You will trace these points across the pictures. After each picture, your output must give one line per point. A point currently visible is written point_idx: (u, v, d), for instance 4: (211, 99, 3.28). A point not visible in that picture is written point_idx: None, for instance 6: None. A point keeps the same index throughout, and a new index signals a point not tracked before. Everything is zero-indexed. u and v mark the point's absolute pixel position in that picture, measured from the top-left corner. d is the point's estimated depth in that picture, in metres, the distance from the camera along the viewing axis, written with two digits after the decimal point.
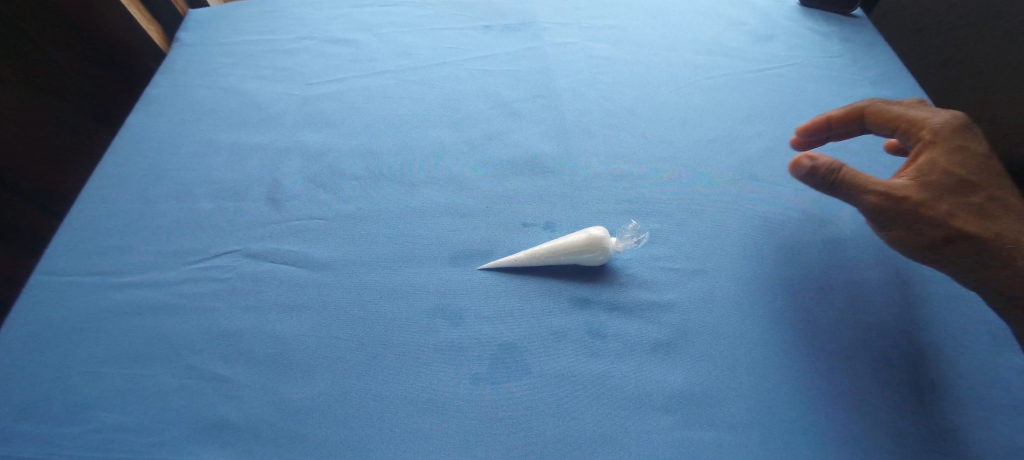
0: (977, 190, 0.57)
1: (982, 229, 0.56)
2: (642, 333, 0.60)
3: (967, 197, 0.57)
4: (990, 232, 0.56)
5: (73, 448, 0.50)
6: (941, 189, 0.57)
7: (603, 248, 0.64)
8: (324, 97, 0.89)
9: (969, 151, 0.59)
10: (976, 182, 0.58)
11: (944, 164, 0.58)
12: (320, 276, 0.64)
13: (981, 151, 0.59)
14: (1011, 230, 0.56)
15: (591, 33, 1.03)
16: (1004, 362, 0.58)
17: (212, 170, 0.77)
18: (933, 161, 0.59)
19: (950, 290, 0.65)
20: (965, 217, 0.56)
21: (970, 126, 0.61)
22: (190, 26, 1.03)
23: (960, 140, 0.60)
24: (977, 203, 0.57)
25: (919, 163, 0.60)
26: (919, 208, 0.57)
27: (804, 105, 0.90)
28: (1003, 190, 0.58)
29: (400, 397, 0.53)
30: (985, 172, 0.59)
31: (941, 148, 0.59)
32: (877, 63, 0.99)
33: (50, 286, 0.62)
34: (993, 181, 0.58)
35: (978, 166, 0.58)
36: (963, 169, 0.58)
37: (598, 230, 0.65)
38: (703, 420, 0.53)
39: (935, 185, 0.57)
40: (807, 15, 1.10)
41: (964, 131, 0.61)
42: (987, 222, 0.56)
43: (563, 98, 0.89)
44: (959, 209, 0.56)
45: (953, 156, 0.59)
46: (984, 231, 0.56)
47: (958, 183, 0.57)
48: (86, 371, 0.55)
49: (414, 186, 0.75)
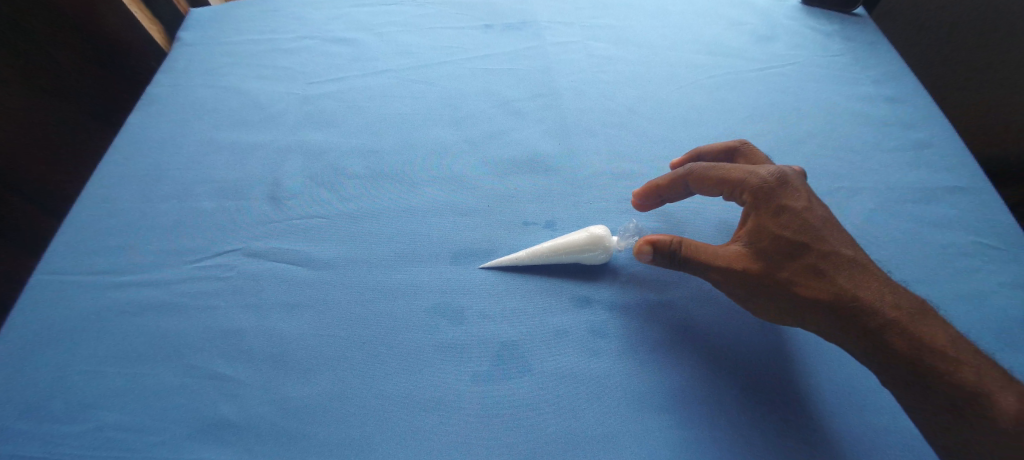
0: (807, 250, 0.54)
1: (818, 291, 0.52)
2: (642, 333, 0.60)
3: (796, 260, 0.54)
4: (826, 293, 0.52)
5: (74, 448, 0.50)
6: (775, 255, 0.54)
7: (603, 247, 0.64)
8: (325, 96, 0.88)
9: (793, 210, 0.56)
10: (806, 242, 0.54)
11: (772, 228, 0.55)
12: (321, 275, 0.64)
13: (802, 205, 0.56)
14: (847, 284, 0.52)
15: (592, 32, 1.03)
16: (1005, 361, 0.58)
17: (212, 169, 0.77)
18: (760, 228, 0.56)
19: (951, 289, 0.65)
20: (801, 281, 0.53)
21: (790, 178, 0.58)
22: (191, 25, 1.03)
23: (776, 200, 0.56)
24: (810, 263, 0.54)
25: (750, 227, 0.57)
26: (757, 277, 0.54)
27: (805, 104, 0.90)
28: (833, 243, 0.55)
29: (402, 396, 0.53)
30: (814, 227, 0.55)
31: (765, 211, 0.56)
32: (878, 62, 0.99)
33: (50, 285, 0.62)
34: (824, 235, 0.55)
35: (805, 224, 0.55)
36: (790, 231, 0.55)
37: (599, 228, 0.65)
38: (704, 421, 0.53)
39: (768, 252, 0.54)
40: (808, 14, 1.10)
41: (781, 188, 0.57)
42: (825, 282, 0.53)
43: (564, 97, 0.89)
44: (792, 273, 0.53)
45: (780, 218, 0.55)
46: (819, 293, 0.52)
47: (788, 246, 0.54)
48: (86, 370, 0.55)
49: (415, 185, 0.75)
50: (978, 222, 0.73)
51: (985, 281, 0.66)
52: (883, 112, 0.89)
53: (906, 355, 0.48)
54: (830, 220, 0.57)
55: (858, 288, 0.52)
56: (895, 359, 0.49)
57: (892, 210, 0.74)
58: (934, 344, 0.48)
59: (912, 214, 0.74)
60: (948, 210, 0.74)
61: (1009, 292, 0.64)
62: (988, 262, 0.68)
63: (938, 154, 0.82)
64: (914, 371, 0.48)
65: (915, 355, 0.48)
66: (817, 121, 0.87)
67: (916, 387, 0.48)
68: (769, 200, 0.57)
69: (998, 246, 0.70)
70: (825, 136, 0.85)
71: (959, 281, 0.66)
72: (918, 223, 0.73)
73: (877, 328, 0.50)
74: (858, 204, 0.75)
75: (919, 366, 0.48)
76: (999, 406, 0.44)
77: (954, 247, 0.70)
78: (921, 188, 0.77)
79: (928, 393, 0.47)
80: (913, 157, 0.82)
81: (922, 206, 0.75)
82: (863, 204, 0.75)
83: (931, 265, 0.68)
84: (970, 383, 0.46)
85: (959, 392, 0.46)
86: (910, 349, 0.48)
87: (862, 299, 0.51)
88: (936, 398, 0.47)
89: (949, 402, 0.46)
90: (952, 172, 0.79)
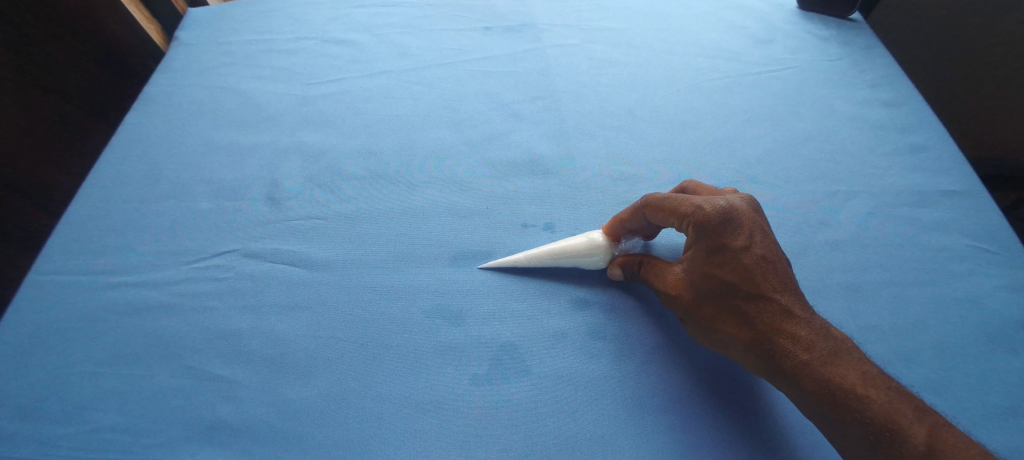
0: (736, 290, 0.54)
1: (740, 329, 0.54)
2: (640, 336, 0.60)
3: (723, 299, 0.55)
4: (747, 331, 0.53)
5: (69, 449, 0.50)
6: (702, 292, 0.56)
7: (603, 252, 0.64)
8: (324, 97, 0.88)
9: (729, 250, 0.55)
10: (735, 282, 0.54)
11: (704, 267, 0.56)
12: (320, 276, 0.64)
13: (740, 245, 0.55)
14: (770, 325, 0.53)
15: (590, 35, 1.03)
16: (1001, 364, 0.59)
17: (210, 169, 0.76)
18: (694, 265, 0.56)
19: (948, 292, 0.66)
20: (725, 318, 0.55)
21: (735, 215, 0.56)
22: (189, 25, 1.03)
23: (714, 238, 0.55)
24: (736, 303, 0.54)
25: (686, 262, 0.57)
26: (686, 310, 0.57)
27: (803, 108, 0.91)
28: (767, 283, 0.54)
29: (401, 397, 0.53)
30: (747, 268, 0.54)
31: (701, 249, 0.56)
32: (875, 67, 1.00)
33: (46, 285, 0.62)
34: (759, 275, 0.54)
35: (739, 264, 0.54)
36: (722, 270, 0.55)
37: (599, 234, 0.65)
38: (699, 424, 0.53)
39: (698, 289, 0.56)
40: (805, 19, 1.10)
41: (725, 223, 0.55)
42: (750, 321, 0.53)
43: (563, 100, 0.90)
44: (717, 310, 0.55)
45: (713, 258, 0.55)
46: (742, 331, 0.54)
47: (716, 286, 0.55)
48: (83, 371, 0.55)
49: (414, 186, 0.75)
50: (974, 225, 0.73)
51: (981, 284, 0.66)
52: (879, 117, 0.90)
53: (815, 395, 0.49)
54: (770, 257, 0.55)
55: (780, 328, 0.52)
56: (806, 398, 0.50)
57: (889, 213, 0.75)
58: (844, 386, 0.47)
59: (909, 217, 0.74)
60: (944, 214, 0.75)
61: (1004, 295, 0.65)
62: (984, 266, 0.69)
63: (935, 158, 0.83)
64: (823, 410, 0.48)
65: (825, 397, 0.48)
66: (814, 125, 0.88)
67: (826, 423, 0.49)
68: (707, 238, 0.55)
69: (994, 250, 0.70)
70: (822, 140, 0.86)
71: (955, 285, 0.66)
72: (915, 226, 0.73)
73: (793, 369, 0.50)
74: (855, 208, 0.75)
75: (826, 406, 0.48)
76: (904, 446, 0.44)
77: (950, 251, 0.70)
78: (917, 192, 0.78)
79: (837, 430, 0.48)
80: (910, 161, 0.83)
81: (918, 209, 0.75)
82: (860, 208, 0.75)
83: (928, 269, 0.68)
84: (875, 427, 0.45)
85: (862, 433, 0.46)
86: (819, 390, 0.48)
87: (782, 340, 0.52)
88: (843, 436, 0.48)
89: (854, 440, 0.47)
90: (948, 177, 0.80)
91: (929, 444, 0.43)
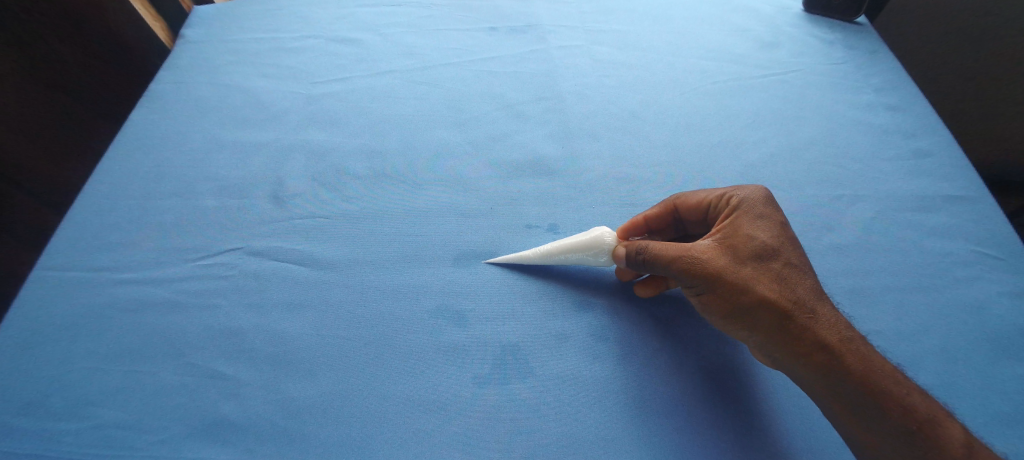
0: (776, 256, 0.54)
1: (781, 294, 0.51)
2: (642, 338, 0.60)
3: (765, 263, 0.53)
4: (789, 298, 0.51)
5: (72, 446, 0.50)
6: (743, 253, 0.53)
7: (607, 249, 0.62)
8: (328, 96, 0.88)
9: (768, 220, 0.57)
10: (775, 248, 0.54)
11: (746, 229, 0.55)
12: (323, 275, 0.64)
13: (777, 219, 0.57)
14: (808, 297, 0.52)
15: (596, 37, 1.03)
16: (1004, 370, 0.59)
17: (214, 168, 0.76)
18: (735, 228, 0.56)
19: (951, 297, 0.66)
20: (766, 281, 0.52)
21: (771, 197, 0.60)
22: (194, 23, 1.03)
23: (757, 209, 0.57)
24: (778, 268, 0.53)
25: (721, 229, 0.57)
26: (725, 271, 0.52)
27: (807, 111, 0.91)
28: (801, 256, 0.55)
29: (402, 397, 0.53)
30: (785, 240, 0.56)
31: (743, 214, 0.57)
32: (880, 71, 0.99)
33: (49, 282, 0.62)
34: (793, 247, 0.55)
35: (778, 235, 0.56)
36: (765, 236, 0.55)
37: (603, 230, 0.63)
38: (702, 427, 0.53)
39: (736, 250, 0.54)
40: (811, 22, 1.10)
41: (763, 201, 0.59)
42: (790, 288, 0.52)
43: (567, 101, 0.90)
44: (758, 273, 0.52)
45: (756, 224, 0.56)
46: (783, 296, 0.51)
47: (758, 247, 0.54)
48: (86, 367, 0.55)
49: (418, 186, 0.75)
50: (977, 231, 0.73)
51: (985, 290, 0.66)
52: (884, 121, 0.90)
53: (857, 374, 0.47)
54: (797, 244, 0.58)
55: (817, 300, 0.52)
56: (845, 380, 0.47)
57: (892, 218, 0.75)
58: (884, 369, 0.48)
59: (913, 222, 0.74)
60: (948, 219, 0.75)
61: (1008, 302, 0.65)
62: (988, 272, 0.68)
63: (939, 163, 0.83)
64: (864, 392, 0.47)
65: (868, 376, 0.47)
66: (818, 128, 0.88)
67: (860, 412, 0.47)
68: (750, 207, 0.57)
69: (997, 255, 0.70)
70: (826, 144, 0.85)
71: (959, 290, 0.66)
72: (919, 231, 0.73)
73: (836, 345, 0.49)
74: (858, 213, 0.75)
75: (869, 388, 0.47)
76: (940, 436, 0.45)
77: (954, 256, 0.70)
78: (921, 196, 0.78)
79: (872, 419, 0.47)
80: (915, 165, 0.82)
81: (922, 214, 0.75)
82: (863, 213, 0.75)
83: (931, 274, 0.68)
84: (916, 415, 0.46)
85: (905, 420, 0.46)
86: (862, 369, 0.47)
87: (820, 311, 0.51)
88: (880, 425, 0.46)
89: (890, 430, 0.46)
90: (952, 181, 0.80)
91: (961, 438, 0.45)
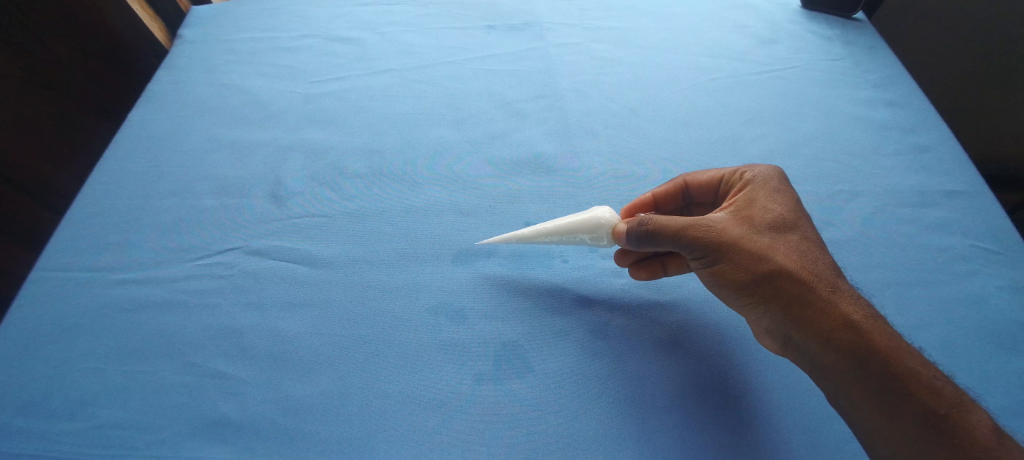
0: (792, 229, 0.55)
1: (799, 265, 0.52)
2: (643, 334, 0.60)
3: (781, 234, 0.54)
4: (806, 268, 0.52)
5: (72, 446, 0.50)
6: (759, 224, 0.54)
7: (608, 230, 0.61)
8: (327, 95, 0.88)
9: (783, 196, 0.58)
10: (790, 222, 0.55)
11: (761, 202, 0.57)
12: (322, 274, 0.64)
13: (790, 194, 0.59)
14: (826, 269, 0.52)
15: (594, 34, 1.03)
16: (1003, 364, 0.59)
17: (213, 168, 0.76)
18: (751, 201, 0.57)
19: (951, 292, 0.66)
20: (783, 251, 0.52)
21: (784, 175, 0.61)
22: (192, 23, 1.03)
23: (772, 184, 0.59)
24: (794, 240, 0.54)
25: (735, 202, 0.58)
26: (741, 239, 0.53)
27: (805, 107, 0.91)
28: (816, 233, 0.56)
29: (401, 395, 0.53)
30: (800, 214, 0.57)
31: (758, 189, 0.58)
32: (878, 67, 0.99)
33: (48, 282, 0.62)
34: (807, 224, 0.57)
35: (794, 209, 0.57)
36: (780, 208, 0.56)
37: (606, 211, 0.62)
38: (701, 423, 0.53)
39: (753, 221, 0.55)
40: (808, 18, 1.10)
41: (778, 178, 0.60)
42: (808, 261, 0.52)
43: (565, 98, 0.90)
44: (774, 244, 0.53)
45: (771, 198, 0.57)
46: (800, 267, 0.51)
47: (773, 219, 0.55)
48: (86, 367, 0.55)
49: (417, 184, 0.75)
50: (976, 226, 0.73)
51: (984, 285, 0.66)
52: (882, 116, 0.90)
53: (878, 349, 0.47)
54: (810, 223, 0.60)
55: (834, 274, 0.52)
56: (867, 357, 0.47)
57: (891, 213, 0.75)
58: (905, 348, 0.47)
59: (912, 218, 0.74)
60: (947, 214, 0.75)
61: (1007, 296, 0.65)
62: (987, 266, 0.68)
63: (937, 158, 0.83)
64: (887, 373, 0.46)
65: (889, 353, 0.47)
66: (816, 124, 0.88)
67: (883, 397, 0.46)
68: (764, 182, 0.59)
69: (996, 250, 0.70)
70: (824, 139, 0.85)
71: (959, 285, 0.66)
72: (918, 226, 0.73)
73: (854, 318, 0.49)
74: (858, 208, 0.75)
75: (893, 369, 0.46)
76: (968, 423, 0.43)
77: (953, 250, 0.70)
78: (920, 192, 0.78)
79: (896, 405, 0.45)
80: (913, 160, 0.82)
81: (921, 209, 0.75)
82: (863, 208, 0.75)
83: (930, 269, 0.68)
84: (942, 400, 0.45)
85: (930, 404, 0.44)
86: (884, 347, 0.47)
87: (838, 285, 0.51)
88: (905, 411, 0.45)
89: (915, 417, 0.44)
90: (951, 176, 0.80)
91: (991, 428, 0.43)
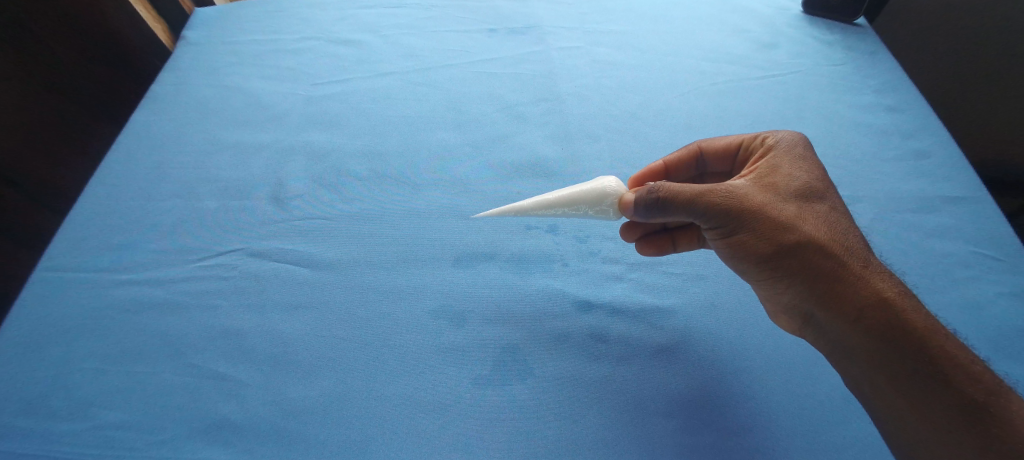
0: (815, 198, 0.55)
1: (823, 233, 0.52)
2: (643, 338, 0.60)
3: (806, 204, 0.54)
4: (830, 238, 0.52)
5: (70, 447, 0.50)
6: (782, 192, 0.54)
7: (613, 200, 0.61)
8: (329, 97, 0.89)
9: (806, 164, 0.58)
10: (814, 190, 0.55)
11: (783, 169, 0.57)
12: (323, 276, 0.64)
13: (815, 162, 0.59)
14: (850, 240, 0.52)
15: (596, 38, 1.03)
16: (1001, 370, 0.59)
17: (215, 170, 0.77)
18: (774, 168, 0.57)
19: (951, 297, 0.66)
20: (808, 222, 0.52)
21: (806, 142, 0.61)
22: (195, 24, 1.04)
23: (796, 151, 0.59)
24: (818, 210, 0.54)
25: (756, 169, 0.58)
26: (763, 207, 0.52)
27: (805, 112, 0.91)
28: (842, 204, 0.56)
29: (401, 398, 0.53)
30: (824, 181, 0.57)
31: (781, 157, 0.58)
32: (879, 72, 0.99)
33: (51, 283, 0.62)
34: (833, 194, 0.57)
35: (818, 176, 0.57)
36: (804, 176, 0.56)
37: (612, 181, 0.62)
38: (700, 427, 0.53)
39: (776, 189, 0.55)
40: (810, 23, 1.10)
41: (801, 145, 0.60)
42: (833, 232, 0.52)
43: (566, 102, 0.90)
44: (798, 213, 0.53)
45: (794, 165, 0.57)
46: (825, 235, 0.51)
47: (796, 187, 0.55)
48: (87, 367, 0.55)
49: (418, 186, 0.75)
50: (977, 232, 0.73)
51: (984, 290, 0.66)
52: (882, 122, 0.90)
53: (905, 327, 0.46)
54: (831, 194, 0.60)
55: (860, 247, 0.52)
56: (892, 335, 0.47)
57: (891, 218, 0.75)
58: (934, 327, 0.47)
59: (912, 223, 0.74)
60: (947, 219, 0.75)
61: (1006, 302, 0.65)
62: (987, 272, 0.68)
63: (937, 163, 0.83)
64: (916, 354, 0.46)
65: (917, 332, 0.46)
66: (817, 129, 0.88)
67: (908, 380, 0.46)
68: (788, 149, 0.59)
69: (996, 256, 0.70)
70: (824, 144, 0.86)
71: (958, 291, 0.66)
72: (917, 232, 0.73)
73: (881, 293, 0.48)
74: (857, 213, 0.75)
75: (921, 349, 0.46)
76: (1002, 410, 0.43)
77: (954, 256, 0.70)
78: (920, 197, 0.78)
79: (922, 389, 0.45)
80: (913, 166, 0.83)
81: (920, 215, 0.75)
82: (862, 213, 0.75)
83: (929, 275, 0.68)
84: (974, 386, 0.44)
85: (961, 389, 0.44)
86: (912, 324, 0.47)
87: (866, 259, 0.51)
88: (932, 394, 0.45)
89: (943, 401, 0.44)
90: (951, 182, 0.80)
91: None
